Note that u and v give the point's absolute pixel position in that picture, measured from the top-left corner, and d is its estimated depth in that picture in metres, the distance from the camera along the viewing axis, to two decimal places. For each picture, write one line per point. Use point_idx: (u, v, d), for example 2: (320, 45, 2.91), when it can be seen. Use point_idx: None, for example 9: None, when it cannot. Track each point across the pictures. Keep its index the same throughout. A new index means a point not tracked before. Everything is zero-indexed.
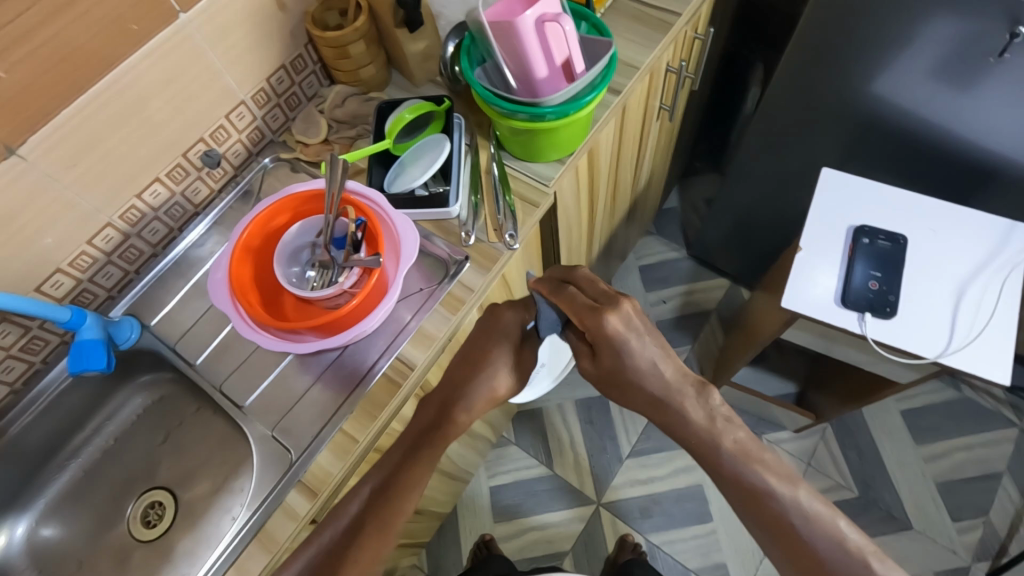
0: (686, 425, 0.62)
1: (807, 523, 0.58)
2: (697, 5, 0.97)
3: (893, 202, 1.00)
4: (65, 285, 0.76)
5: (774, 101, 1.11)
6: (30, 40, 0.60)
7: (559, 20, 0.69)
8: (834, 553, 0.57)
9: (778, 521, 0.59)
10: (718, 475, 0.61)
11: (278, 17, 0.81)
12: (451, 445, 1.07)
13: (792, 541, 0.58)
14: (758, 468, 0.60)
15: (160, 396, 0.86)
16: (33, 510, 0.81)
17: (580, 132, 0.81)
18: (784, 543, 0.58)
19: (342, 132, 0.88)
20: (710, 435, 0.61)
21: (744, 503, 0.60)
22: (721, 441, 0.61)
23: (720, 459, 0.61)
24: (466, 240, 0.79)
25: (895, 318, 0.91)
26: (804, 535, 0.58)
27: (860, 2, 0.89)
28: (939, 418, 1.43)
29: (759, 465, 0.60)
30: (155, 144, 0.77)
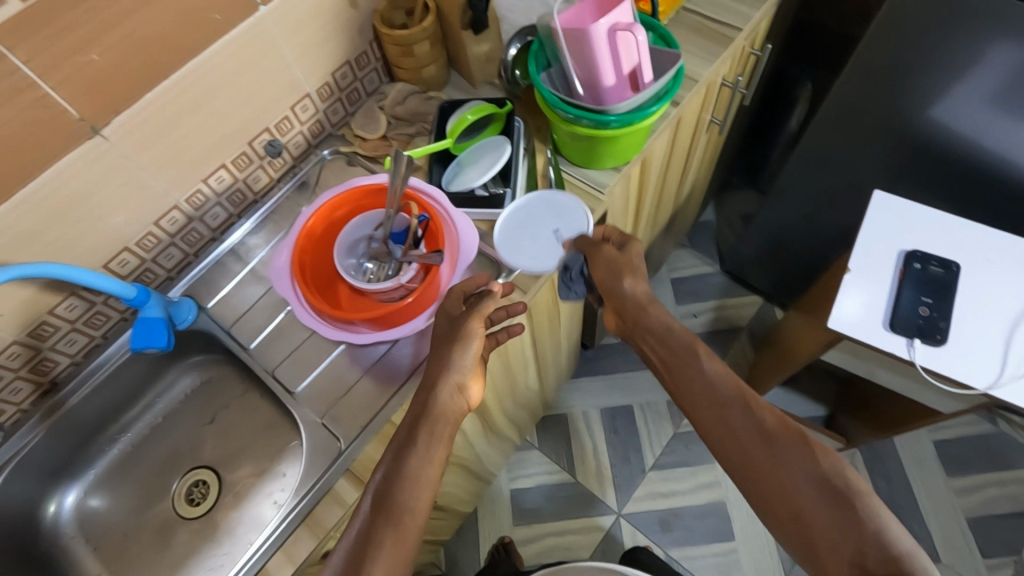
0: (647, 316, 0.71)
1: (743, 402, 0.64)
2: (757, 21, 0.97)
3: (946, 228, 0.99)
4: (131, 263, 0.78)
5: (826, 120, 1.10)
6: (122, 26, 0.62)
7: (631, 30, 0.69)
8: (770, 429, 0.61)
9: (720, 400, 0.65)
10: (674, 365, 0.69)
11: (349, 14, 0.83)
12: (481, 445, 1.07)
13: (729, 417, 0.63)
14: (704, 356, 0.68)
15: (208, 377, 0.87)
16: (84, 480, 0.83)
17: (640, 141, 0.81)
18: (721, 416, 0.64)
19: (400, 129, 0.89)
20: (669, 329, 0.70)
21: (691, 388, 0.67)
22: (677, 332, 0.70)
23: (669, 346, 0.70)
24: None
25: (944, 346, 0.90)
26: (740, 410, 0.63)
27: (926, 26, 0.88)
28: (973, 450, 1.40)
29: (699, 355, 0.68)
30: (225, 132, 0.79)
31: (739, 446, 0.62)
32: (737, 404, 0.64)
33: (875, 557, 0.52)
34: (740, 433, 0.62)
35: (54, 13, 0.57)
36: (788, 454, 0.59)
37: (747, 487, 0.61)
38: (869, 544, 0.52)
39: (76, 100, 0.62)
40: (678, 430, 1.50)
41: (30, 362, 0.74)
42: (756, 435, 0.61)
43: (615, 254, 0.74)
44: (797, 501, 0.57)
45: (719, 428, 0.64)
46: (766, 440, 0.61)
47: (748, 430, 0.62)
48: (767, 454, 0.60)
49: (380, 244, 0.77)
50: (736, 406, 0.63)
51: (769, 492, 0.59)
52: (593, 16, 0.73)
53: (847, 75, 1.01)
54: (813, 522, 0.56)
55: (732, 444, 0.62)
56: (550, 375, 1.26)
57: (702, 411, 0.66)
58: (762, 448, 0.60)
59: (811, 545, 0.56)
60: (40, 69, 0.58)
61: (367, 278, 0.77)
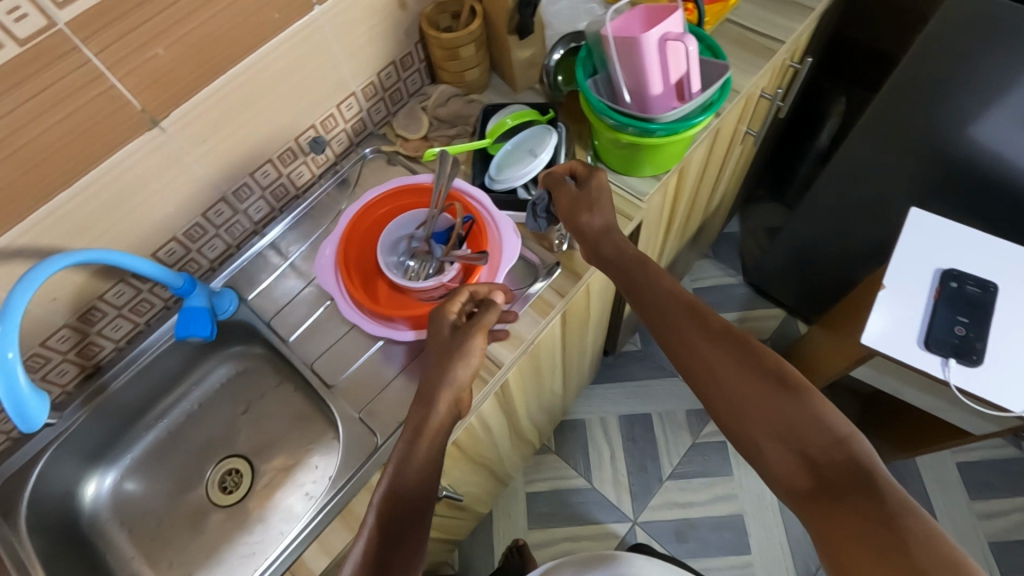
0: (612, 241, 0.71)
1: (692, 310, 0.64)
2: (799, 35, 0.97)
3: (982, 248, 0.98)
4: (177, 253, 0.80)
5: (862, 136, 1.09)
6: (188, 22, 0.64)
7: (682, 40, 0.69)
8: (716, 335, 0.61)
9: (673, 308, 0.65)
10: (623, 277, 0.69)
11: (398, 16, 0.84)
12: (504, 446, 1.08)
13: (679, 326, 0.63)
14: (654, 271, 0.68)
15: (244, 368, 0.89)
16: (121, 463, 0.85)
17: (682, 150, 0.82)
18: (674, 322, 0.64)
19: (442, 130, 0.90)
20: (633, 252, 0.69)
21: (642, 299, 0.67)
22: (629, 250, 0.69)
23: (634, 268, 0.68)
24: (558, 245, 0.81)
25: (980, 366, 0.89)
26: (689, 318, 0.63)
27: (973, 44, 0.87)
28: (996, 474, 1.38)
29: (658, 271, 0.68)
30: (273, 128, 0.80)
31: (690, 351, 0.62)
32: (685, 313, 0.63)
33: (818, 447, 0.54)
34: (689, 342, 0.62)
35: (125, 8, 0.58)
36: (736, 354, 0.60)
37: (698, 390, 0.62)
38: (812, 434, 0.55)
39: (139, 92, 0.64)
40: (696, 440, 1.49)
41: (77, 346, 0.76)
42: (705, 343, 0.61)
43: (575, 191, 0.74)
44: (744, 400, 0.58)
45: (672, 338, 0.64)
46: (716, 345, 0.61)
47: (696, 337, 0.62)
48: (716, 357, 0.60)
49: (421, 243, 0.78)
50: (688, 315, 0.63)
51: (720, 395, 0.60)
52: (643, 25, 0.73)
53: (887, 91, 1.00)
54: (758, 412, 0.57)
55: (684, 351, 0.62)
56: (573, 379, 1.27)
57: (654, 322, 0.66)
58: (711, 353, 0.61)
59: (758, 439, 0.57)
60: (108, 61, 0.60)
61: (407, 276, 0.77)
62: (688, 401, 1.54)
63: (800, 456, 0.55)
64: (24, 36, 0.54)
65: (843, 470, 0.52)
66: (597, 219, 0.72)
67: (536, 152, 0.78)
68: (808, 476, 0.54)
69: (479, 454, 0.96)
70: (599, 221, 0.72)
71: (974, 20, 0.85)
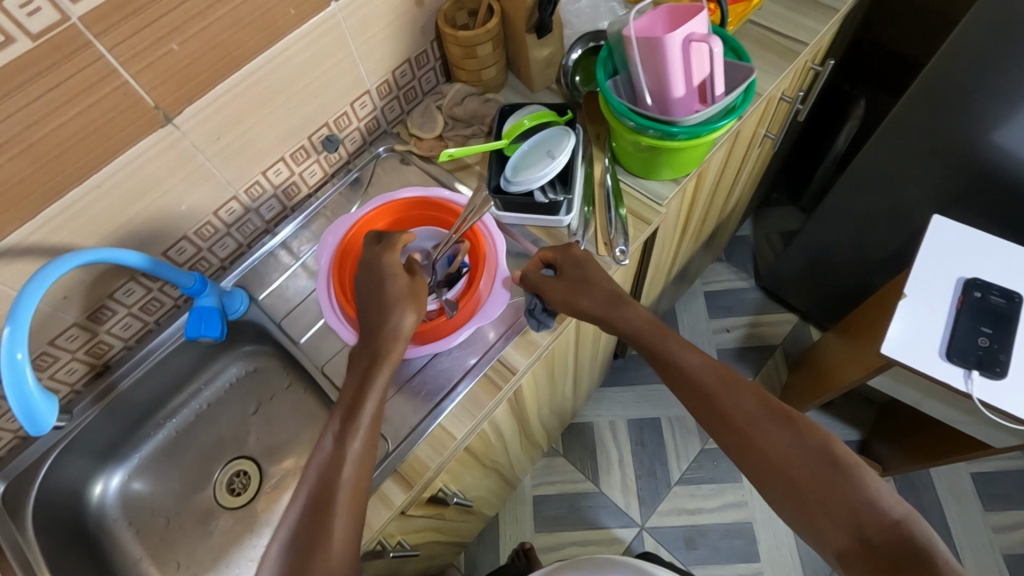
0: (629, 323, 0.69)
1: (731, 387, 0.64)
2: (823, 36, 0.95)
3: (1006, 257, 0.96)
4: (188, 252, 0.79)
5: (884, 141, 1.07)
6: (204, 17, 0.62)
7: (707, 40, 0.67)
8: (760, 412, 0.62)
9: (711, 385, 0.65)
10: (655, 352, 0.69)
11: (415, 14, 0.83)
12: (514, 449, 1.07)
13: (719, 404, 0.64)
14: (686, 345, 0.68)
15: (254, 367, 0.88)
16: (129, 463, 0.84)
17: (702, 154, 0.80)
18: (714, 401, 0.64)
19: (457, 129, 0.88)
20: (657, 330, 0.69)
21: (676, 376, 0.67)
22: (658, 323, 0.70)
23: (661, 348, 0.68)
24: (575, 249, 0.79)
25: (1004, 378, 0.87)
26: (728, 395, 0.64)
27: (1004, 49, 0.85)
28: (1013, 486, 1.36)
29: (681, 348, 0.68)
30: (287, 126, 0.79)
31: (734, 430, 0.62)
32: (725, 389, 0.64)
33: (875, 526, 0.54)
34: (732, 419, 0.63)
35: (140, 2, 0.57)
36: (781, 431, 0.61)
37: (745, 467, 0.63)
38: (867, 512, 0.55)
39: (153, 89, 0.63)
40: (706, 446, 1.47)
41: (87, 345, 0.75)
42: (747, 420, 0.62)
43: (562, 278, 0.72)
44: (796, 478, 0.58)
45: (712, 415, 0.64)
46: (760, 423, 0.62)
47: (739, 415, 0.63)
48: (762, 434, 0.61)
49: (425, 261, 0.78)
50: (728, 392, 0.64)
51: (769, 473, 0.60)
52: (665, 26, 0.72)
53: (911, 96, 0.98)
54: (809, 490, 0.57)
55: (729, 429, 0.63)
56: (583, 384, 1.25)
57: (692, 401, 0.66)
58: (755, 430, 0.61)
59: (812, 518, 0.57)
60: (122, 56, 0.59)
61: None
62: None
63: (856, 535, 0.55)
64: (37, 31, 0.53)
65: (901, 548, 0.52)
66: (593, 301, 0.70)
67: (551, 151, 0.77)
68: (865, 555, 0.54)
69: (490, 459, 0.95)
70: (598, 297, 0.70)
71: (1006, 24, 0.83)
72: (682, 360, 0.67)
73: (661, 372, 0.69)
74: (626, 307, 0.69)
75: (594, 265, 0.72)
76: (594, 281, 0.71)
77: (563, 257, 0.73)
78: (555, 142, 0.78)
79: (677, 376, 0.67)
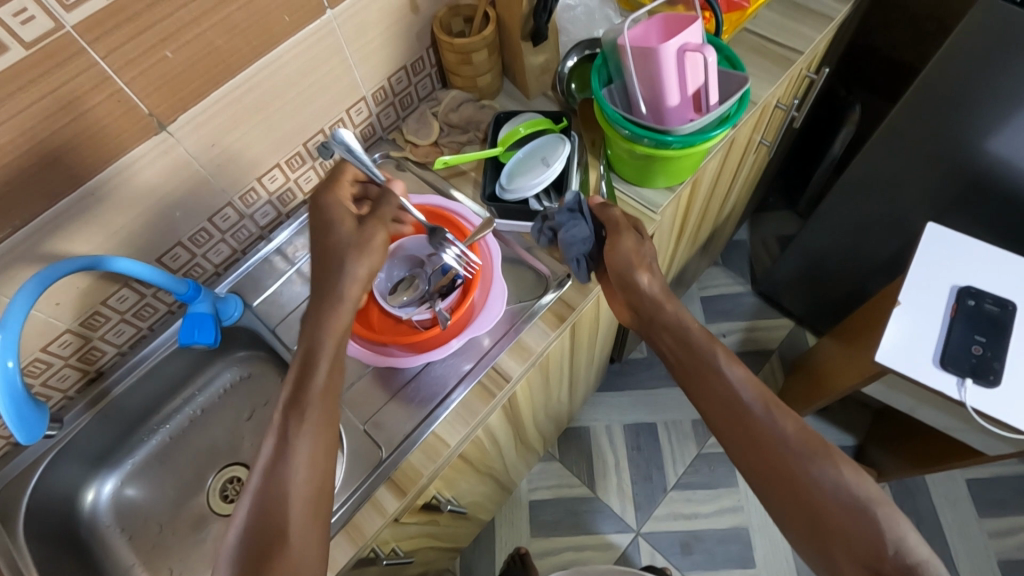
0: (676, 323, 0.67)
1: (771, 414, 0.62)
2: (818, 44, 0.95)
3: (1001, 265, 0.96)
4: (182, 257, 0.79)
5: (879, 148, 1.07)
6: (200, 25, 0.63)
7: (701, 51, 0.68)
8: (797, 443, 0.60)
9: (741, 401, 0.63)
10: (691, 366, 0.66)
11: (410, 21, 0.83)
12: (510, 455, 1.07)
13: (756, 428, 0.61)
14: (729, 361, 0.65)
15: (250, 373, 0.88)
16: (122, 469, 0.84)
17: (697, 162, 0.80)
18: (741, 417, 0.62)
19: (453, 136, 0.88)
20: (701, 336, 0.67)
21: (713, 394, 0.64)
22: (703, 337, 0.67)
23: (694, 355, 0.66)
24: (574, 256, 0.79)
25: (997, 386, 0.87)
26: (768, 421, 0.62)
27: (998, 58, 0.85)
28: (1007, 492, 1.36)
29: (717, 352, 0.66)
30: (282, 133, 0.79)
31: (766, 457, 0.60)
32: (757, 407, 0.62)
33: (891, 561, 0.54)
34: (766, 445, 0.61)
35: (136, 10, 0.57)
36: (816, 465, 0.59)
37: (761, 487, 0.61)
38: (886, 549, 0.54)
39: (147, 96, 0.63)
40: (702, 451, 1.47)
41: (79, 350, 0.75)
42: (782, 449, 0.60)
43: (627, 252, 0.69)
44: (818, 508, 0.57)
45: (745, 438, 0.62)
46: (797, 454, 0.60)
47: (767, 434, 0.61)
48: (795, 466, 0.59)
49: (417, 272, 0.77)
50: (768, 418, 0.62)
51: (788, 496, 0.59)
52: (660, 36, 0.73)
53: (906, 103, 0.98)
54: (829, 520, 0.57)
55: (761, 455, 0.61)
56: (580, 388, 1.25)
57: (726, 420, 0.63)
58: (790, 460, 0.59)
59: (827, 546, 0.57)
60: (116, 64, 0.59)
61: (393, 299, 0.75)
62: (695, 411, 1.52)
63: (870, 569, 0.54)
64: (30, 39, 0.53)
65: None
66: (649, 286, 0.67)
67: (548, 161, 0.77)
68: None
69: (485, 465, 0.95)
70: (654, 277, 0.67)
71: (1000, 32, 0.83)
72: (724, 378, 0.64)
73: (697, 385, 0.66)
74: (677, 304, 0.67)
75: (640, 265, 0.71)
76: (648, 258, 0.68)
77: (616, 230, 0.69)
78: (553, 152, 0.78)
79: (714, 392, 0.64)
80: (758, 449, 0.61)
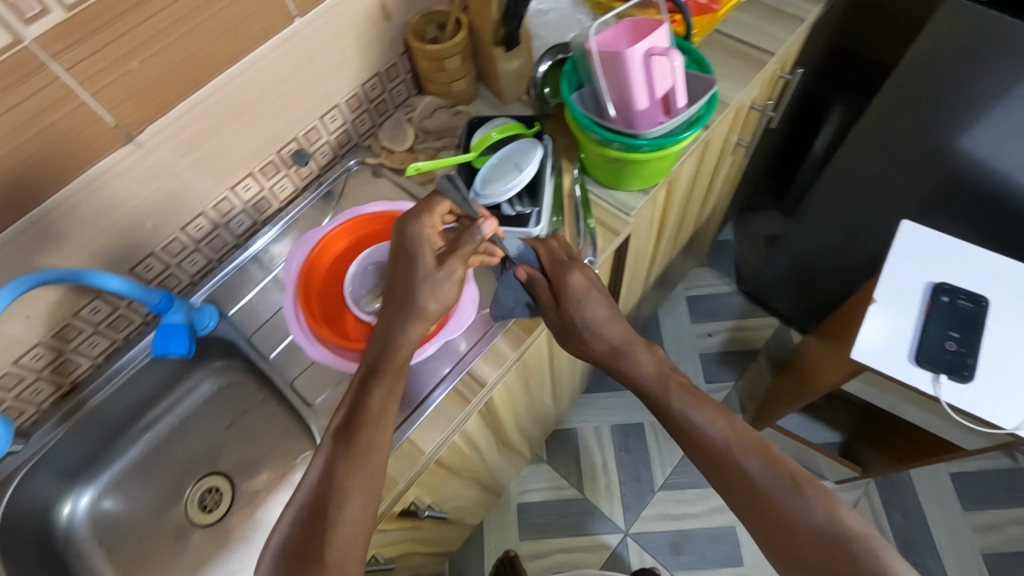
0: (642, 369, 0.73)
1: (742, 451, 0.64)
2: (791, 45, 0.96)
3: (976, 262, 0.97)
4: (155, 268, 0.78)
5: (856, 147, 1.08)
6: (167, 36, 0.63)
7: (667, 55, 0.69)
8: (767, 478, 0.62)
9: (720, 446, 0.65)
10: (662, 412, 0.70)
11: (383, 28, 0.83)
12: (494, 459, 1.06)
13: (728, 468, 0.64)
14: (694, 403, 0.69)
15: (228, 382, 0.88)
16: (98, 482, 0.83)
17: (669, 164, 0.81)
18: (722, 461, 0.64)
19: (428, 142, 0.89)
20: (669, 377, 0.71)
21: (684, 438, 0.68)
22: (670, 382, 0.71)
23: (668, 401, 0.70)
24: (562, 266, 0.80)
25: (972, 382, 0.88)
26: (737, 459, 0.64)
27: (967, 58, 0.86)
28: (992, 486, 1.37)
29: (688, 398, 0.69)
30: (255, 142, 0.79)
31: (742, 494, 0.63)
32: (734, 450, 0.64)
33: None
34: (739, 484, 0.63)
35: (100, 23, 0.57)
36: (790, 498, 0.61)
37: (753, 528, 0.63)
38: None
39: (113, 107, 0.63)
40: None
41: (53, 363, 0.75)
42: (755, 485, 0.63)
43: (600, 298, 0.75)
44: (804, 545, 0.59)
45: (721, 479, 0.65)
46: (770, 488, 0.62)
47: (747, 476, 0.63)
48: (769, 500, 0.61)
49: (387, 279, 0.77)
50: (737, 455, 0.64)
51: (778, 536, 0.61)
52: (629, 40, 0.73)
53: (880, 103, 0.99)
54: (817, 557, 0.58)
55: (738, 493, 0.63)
56: (564, 391, 1.25)
57: (702, 462, 0.67)
58: (763, 497, 0.62)
59: None
60: (81, 76, 0.59)
61: (367, 306, 0.75)
62: None
63: None
64: None
65: None
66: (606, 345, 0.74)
67: (522, 166, 0.76)
68: None
69: (468, 470, 0.95)
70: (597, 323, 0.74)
71: (968, 31, 0.84)
72: (693, 422, 0.67)
73: (671, 431, 0.69)
74: (636, 356, 0.73)
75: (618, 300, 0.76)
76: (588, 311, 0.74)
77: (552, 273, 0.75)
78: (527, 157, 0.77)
79: (684, 436, 0.68)
80: (742, 491, 0.63)
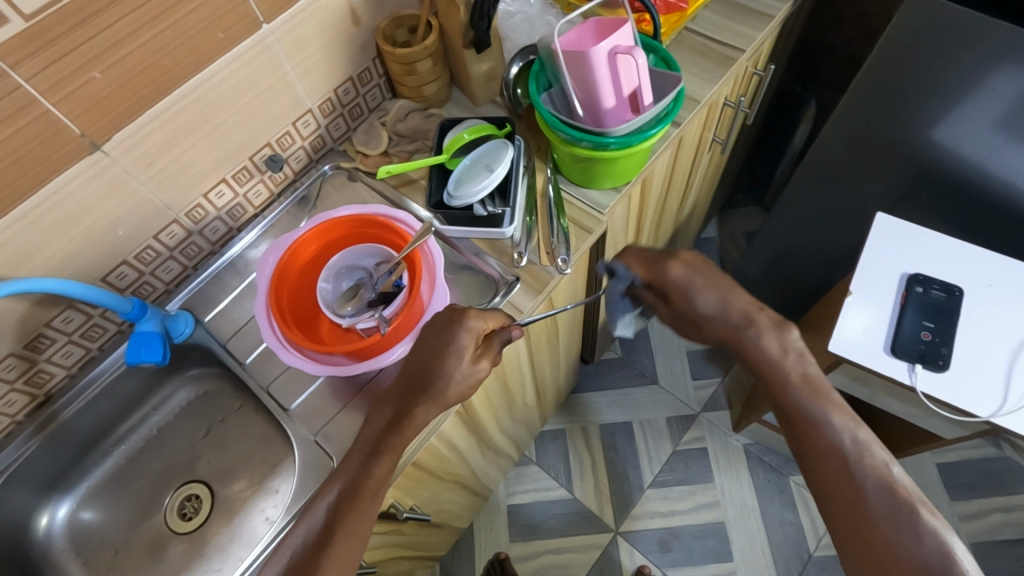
0: (760, 352, 0.69)
1: (862, 467, 0.64)
2: (760, 42, 0.97)
3: (948, 252, 0.98)
4: (129, 276, 0.78)
5: (828, 141, 1.09)
6: (127, 44, 0.63)
7: (631, 53, 0.70)
8: (881, 497, 0.62)
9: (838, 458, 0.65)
10: (780, 403, 0.69)
11: (352, 32, 0.84)
12: (478, 459, 1.06)
13: (839, 480, 0.64)
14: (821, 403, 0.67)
15: (205, 391, 0.87)
16: (76, 493, 0.83)
17: (640, 162, 0.81)
18: (838, 474, 0.64)
19: (402, 145, 0.89)
20: (780, 364, 0.68)
21: (801, 437, 0.67)
22: (793, 373, 0.68)
23: (787, 389, 0.68)
24: (563, 267, 0.79)
25: (946, 372, 0.89)
26: (854, 476, 0.64)
27: (928, 52, 0.87)
28: (976, 475, 1.37)
29: (824, 401, 0.67)
30: (224, 148, 0.79)
31: (844, 509, 0.63)
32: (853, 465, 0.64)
33: None
34: (845, 494, 0.64)
35: (58, 31, 0.57)
36: (897, 525, 0.61)
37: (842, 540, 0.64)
38: None
39: (77, 116, 0.63)
40: (677, 448, 1.47)
41: (26, 374, 0.75)
42: (862, 500, 0.63)
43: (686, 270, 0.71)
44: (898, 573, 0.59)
45: (824, 483, 0.65)
46: (878, 508, 0.62)
47: (858, 494, 0.63)
48: (871, 517, 0.62)
49: (365, 283, 0.78)
50: (856, 469, 0.64)
51: (870, 559, 0.61)
52: (595, 39, 0.75)
53: (849, 98, 1.00)
54: None
55: (841, 505, 0.64)
56: (550, 392, 1.25)
57: (812, 465, 0.67)
58: (869, 512, 0.62)
59: None
60: (41, 86, 0.59)
61: (339, 309, 0.76)
62: (670, 408, 1.51)
63: None
64: None
65: None
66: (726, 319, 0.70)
67: (496, 170, 0.76)
68: None
69: (449, 472, 0.95)
70: (710, 309, 0.70)
71: (928, 25, 0.84)
72: (817, 423, 0.66)
73: (788, 424, 0.68)
74: (757, 336, 0.68)
75: (697, 288, 0.70)
76: (698, 298, 0.70)
77: (651, 274, 0.72)
78: (500, 163, 0.77)
79: (802, 434, 0.67)
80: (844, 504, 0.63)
